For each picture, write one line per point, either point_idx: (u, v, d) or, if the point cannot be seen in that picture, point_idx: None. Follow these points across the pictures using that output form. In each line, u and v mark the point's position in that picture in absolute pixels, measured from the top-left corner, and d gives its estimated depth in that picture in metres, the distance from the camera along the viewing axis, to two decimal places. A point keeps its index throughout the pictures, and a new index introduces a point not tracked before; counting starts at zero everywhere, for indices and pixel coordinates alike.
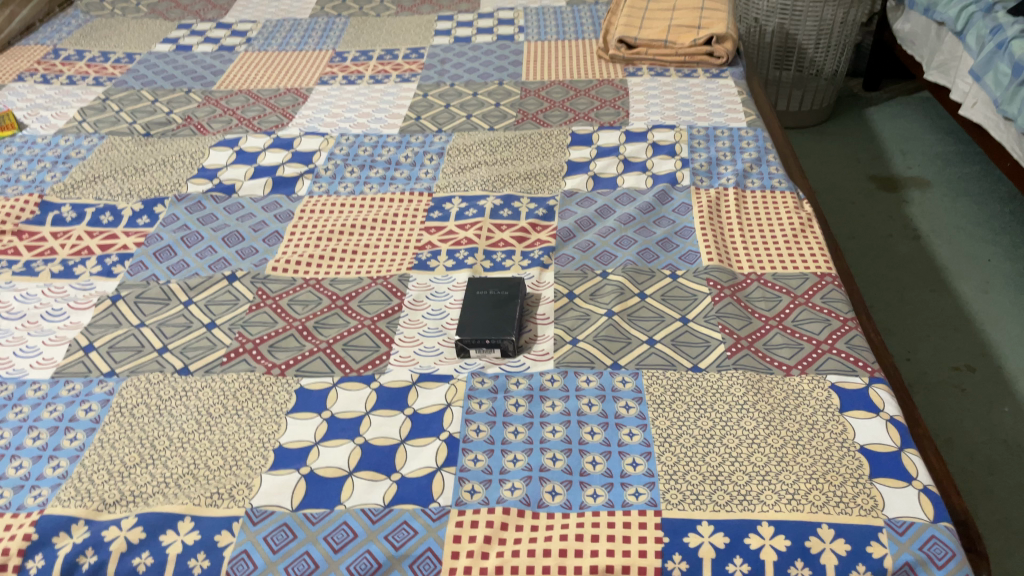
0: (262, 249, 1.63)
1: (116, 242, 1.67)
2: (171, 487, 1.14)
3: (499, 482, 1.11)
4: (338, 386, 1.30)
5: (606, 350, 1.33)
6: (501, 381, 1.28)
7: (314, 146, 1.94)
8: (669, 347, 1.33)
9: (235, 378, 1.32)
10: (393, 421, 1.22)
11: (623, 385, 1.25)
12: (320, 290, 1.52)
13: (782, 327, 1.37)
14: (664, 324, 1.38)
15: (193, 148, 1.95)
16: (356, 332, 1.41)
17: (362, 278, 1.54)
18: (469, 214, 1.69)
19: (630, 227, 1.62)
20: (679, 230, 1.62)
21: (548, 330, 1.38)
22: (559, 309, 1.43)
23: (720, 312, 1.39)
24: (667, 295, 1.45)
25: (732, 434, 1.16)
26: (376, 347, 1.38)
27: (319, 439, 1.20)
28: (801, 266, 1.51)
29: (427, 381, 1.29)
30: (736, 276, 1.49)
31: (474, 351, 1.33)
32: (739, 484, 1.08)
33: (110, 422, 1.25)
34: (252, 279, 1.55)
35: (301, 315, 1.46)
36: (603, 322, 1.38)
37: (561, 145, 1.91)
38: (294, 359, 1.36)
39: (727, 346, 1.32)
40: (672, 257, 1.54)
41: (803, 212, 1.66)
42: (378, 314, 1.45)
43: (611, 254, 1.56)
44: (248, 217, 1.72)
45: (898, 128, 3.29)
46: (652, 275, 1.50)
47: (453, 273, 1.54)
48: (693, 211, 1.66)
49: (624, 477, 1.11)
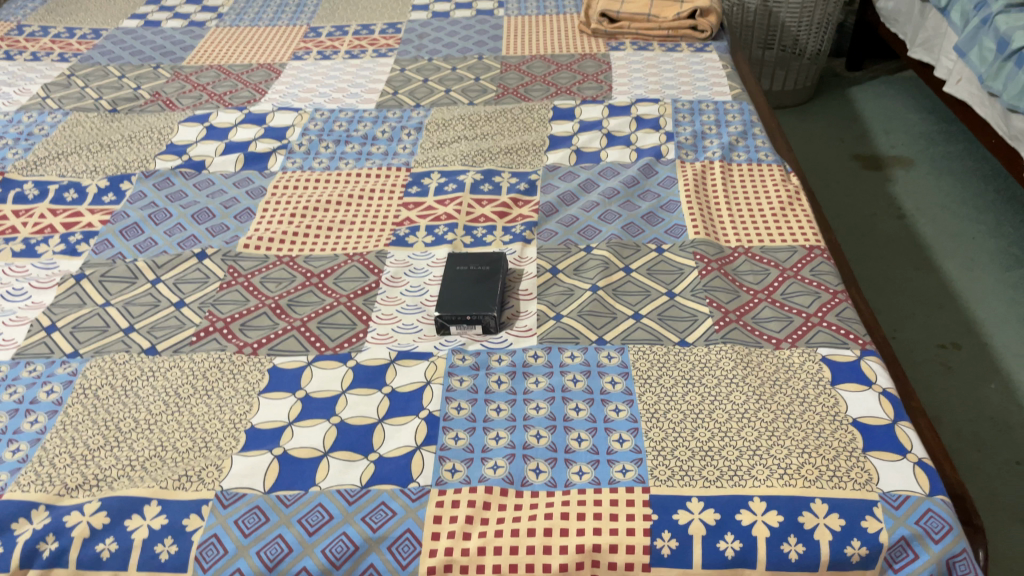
0: (234, 226, 1.57)
1: (80, 220, 1.60)
2: (137, 470, 1.09)
3: (481, 461, 1.06)
4: (314, 365, 1.25)
5: (591, 325, 1.29)
6: (482, 358, 1.23)
7: (288, 121, 1.88)
8: (656, 321, 1.29)
9: (205, 358, 1.27)
10: (370, 400, 1.17)
11: (609, 360, 1.21)
12: (295, 267, 1.46)
13: (771, 300, 1.33)
14: (650, 298, 1.34)
15: (161, 124, 1.89)
16: (332, 310, 1.36)
17: (338, 255, 1.49)
18: (449, 189, 1.64)
19: (614, 202, 1.58)
20: (664, 204, 1.58)
21: (531, 306, 1.34)
22: (541, 284, 1.39)
23: (707, 286, 1.35)
24: (652, 269, 1.41)
25: (721, 409, 1.12)
26: (352, 325, 1.33)
27: (293, 419, 1.15)
28: (790, 239, 1.47)
29: (406, 359, 1.24)
30: (723, 249, 1.45)
31: (454, 328, 1.29)
32: (729, 459, 1.05)
33: (73, 405, 1.20)
34: (223, 257, 1.49)
35: (274, 293, 1.40)
36: (587, 297, 1.34)
37: (543, 119, 1.86)
38: (268, 338, 1.30)
39: (715, 320, 1.29)
40: (657, 231, 1.50)
41: (790, 185, 1.62)
42: (355, 291, 1.40)
43: (595, 229, 1.51)
44: (219, 193, 1.66)
45: (881, 107, 3.27)
46: (637, 249, 1.45)
47: (432, 249, 1.49)
48: (678, 184, 1.62)
49: (611, 454, 1.06)
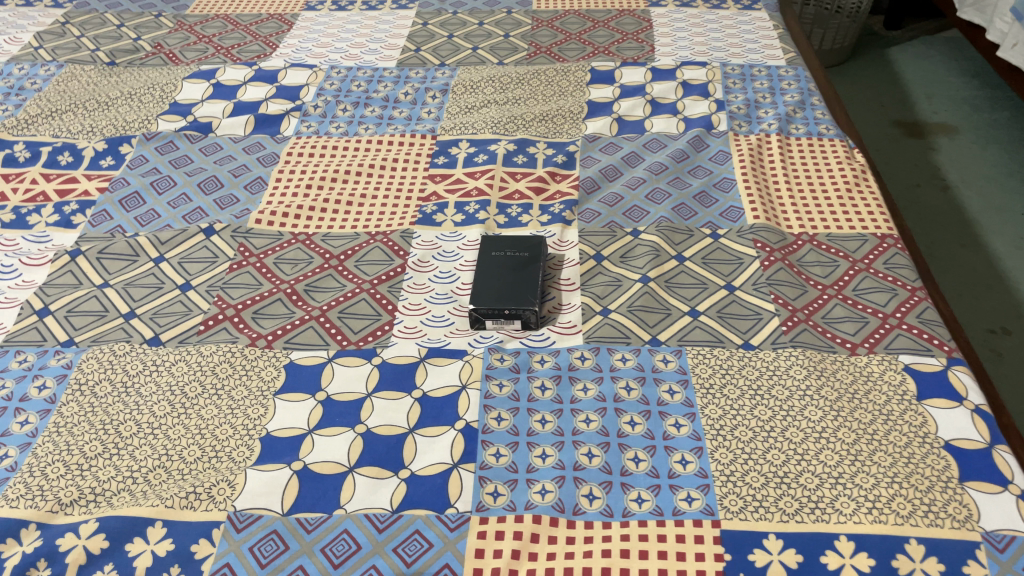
0: (244, 198, 1.43)
1: (76, 187, 1.46)
2: (140, 484, 0.97)
3: (526, 484, 0.94)
4: (335, 362, 1.12)
5: (643, 322, 1.15)
6: (523, 358, 1.10)
7: (301, 80, 1.73)
8: (716, 320, 1.16)
9: (213, 351, 1.14)
10: (399, 406, 1.05)
11: (665, 366, 1.09)
12: (311, 246, 1.33)
13: (842, 297, 1.20)
14: (708, 292, 1.21)
15: (164, 80, 1.73)
16: (354, 297, 1.23)
17: (359, 234, 1.35)
18: (479, 160, 1.50)
19: (662, 178, 1.44)
20: (717, 182, 1.43)
21: (575, 298, 1.21)
22: (585, 274, 1.25)
23: (771, 280, 1.22)
24: (708, 258, 1.27)
25: (795, 427, 1.00)
26: (377, 316, 1.20)
27: (313, 427, 1.03)
28: (859, 226, 1.34)
29: (438, 357, 1.12)
30: (785, 237, 1.31)
31: (490, 323, 1.16)
32: (808, 489, 0.93)
33: (67, 403, 1.07)
34: (233, 233, 1.35)
35: (290, 276, 1.27)
36: (637, 289, 1.21)
37: (580, 82, 1.71)
38: (283, 329, 1.18)
39: (782, 320, 1.15)
40: (711, 214, 1.36)
41: (855, 163, 1.48)
42: (379, 276, 1.26)
43: (642, 210, 1.37)
44: (227, 159, 1.52)
45: (924, 69, 3.09)
46: (690, 234, 1.32)
47: (462, 229, 1.35)
48: (732, 160, 1.48)
49: (673, 478, 0.94)
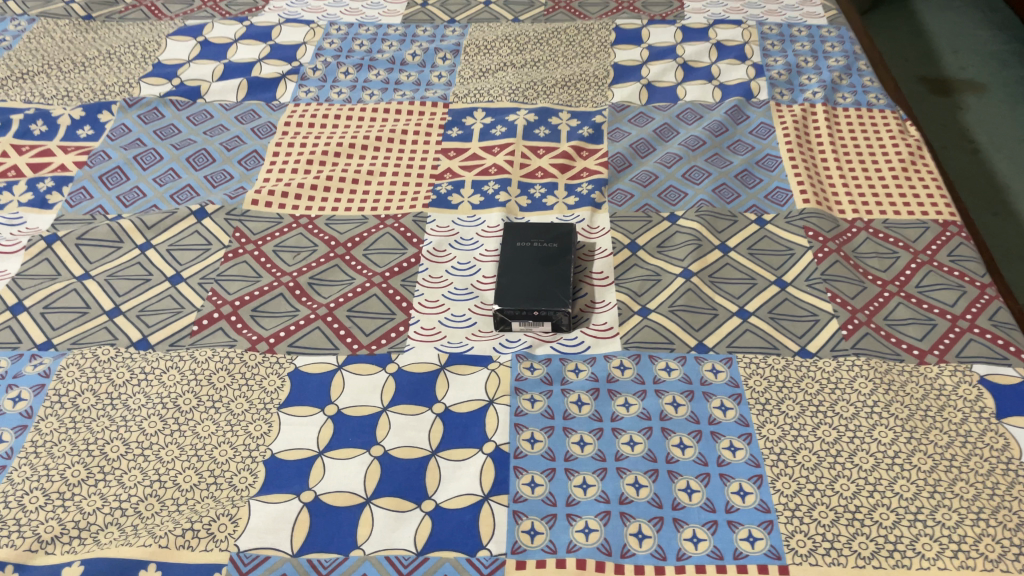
0: (238, 175, 1.29)
1: (51, 160, 1.32)
2: (131, 518, 0.86)
3: (567, 520, 0.84)
4: (345, 369, 1.01)
5: (687, 325, 1.04)
6: (556, 368, 0.99)
7: (297, 37, 1.57)
8: (768, 322, 1.05)
9: (209, 357, 1.02)
10: (420, 423, 0.94)
11: (715, 377, 0.97)
12: (315, 232, 1.20)
13: (905, 295, 1.09)
14: (757, 289, 1.09)
15: (146, 37, 1.57)
16: (364, 292, 1.11)
17: (368, 218, 1.22)
18: (497, 133, 1.36)
19: (699, 154, 1.31)
20: (759, 159, 1.30)
21: (609, 295, 1.09)
22: (619, 266, 1.13)
23: (826, 275, 1.10)
24: (755, 248, 1.15)
25: (864, 452, 0.90)
26: (390, 314, 1.08)
27: (323, 448, 0.92)
28: (918, 212, 1.21)
29: (460, 365, 1.00)
30: (838, 223, 1.19)
31: (517, 324, 1.04)
32: (883, 527, 0.83)
33: (46, 418, 0.96)
34: (227, 216, 1.22)
35: (292, 267, 1.15)
36: (678, 286, 1.09)
37: (604, 43, 1.56)
38: (286, 330, 1.05)
39: (842, 323, 1.04)
40: (756, 196, 1.24)
41: (910, 138, 1.35)
42: (391, 268, 1.14)
43: (679, 191, 1.25)
44: (218, 129, 1.38)
45: (949, 21, 2.91)
46: (734, 220, 1.19)
47: (481, 212, 1.22)
48: (776, 134, 1.35)
49: (731, 513, 0.84)
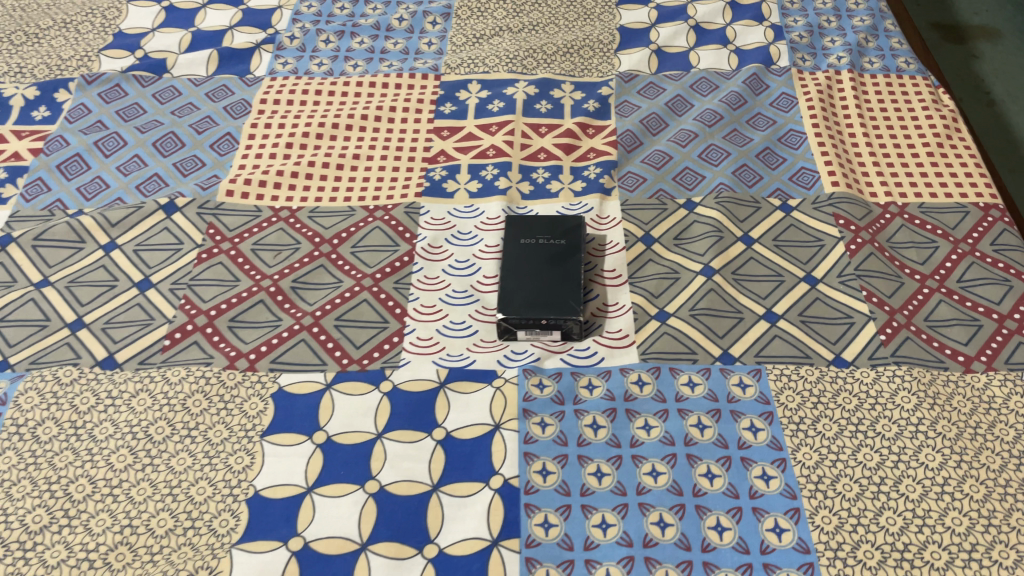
0: (211, 162, 1.18)
1: (3, 148, 1.20)
2: (101, 572, 0.77)
3: (586, 567, 0.75)
4: (334, 389, 0.91)
5: (710, 331, 0.95)
6: (567, 384, 0.90)
7: (271, 1, 1.44)
8: (798, 326, 0.95)
9: (183, 378, 0.92)
10: (419, 452, 0.85)
11: (743, 393, 0.89)
12: (297, 227, 1.09)
13: (947, 292, 0.99)
14: (785, 288, 0.99)
15: (106, 4, 1.44)
16: (353, 297, 1.00)
17: (355, 210, 1.12)
18: (494, 108, 1.25)
19: (717, 131, 1.20)
20: (782, 135, 1.20)
21: (623, 297, 1.00)
22: (633, 263, 1.03)
23: (859, 269, 1.01)
24: (781, 239, 1.05)
25: (910, 479, 0.81)
26: (382, 323, 0.98)
27: (312, 484, 0.83)
28: (956, 193, 1.11)
29: (462, 382, 0.91)
30: (870, 209, 1.09)
31: (523, 333, 0.95)
32: (935, 568, 0.75)
33: (3, 453, 0.86)
34: (199, 210, 1.11)
35: (273, 269, 1.04)
36: (699, 286, 0.99)
37: (608, 3, 1.43)
38: (268, 344, 0.95)
39: (880, 326, 0.95)
40: (779, 179, 1.13)
41: (944, 108, 1.23)
42: (383, 268, 1.04)
43: (696, 173, 1.14)
44: (188, 108, 1.25)
45: None
46: (756, 207, 1.09)
47: (480, 202, 1.12)
48: (799, 106, 1.23)
49: (767, 555, 0.76)
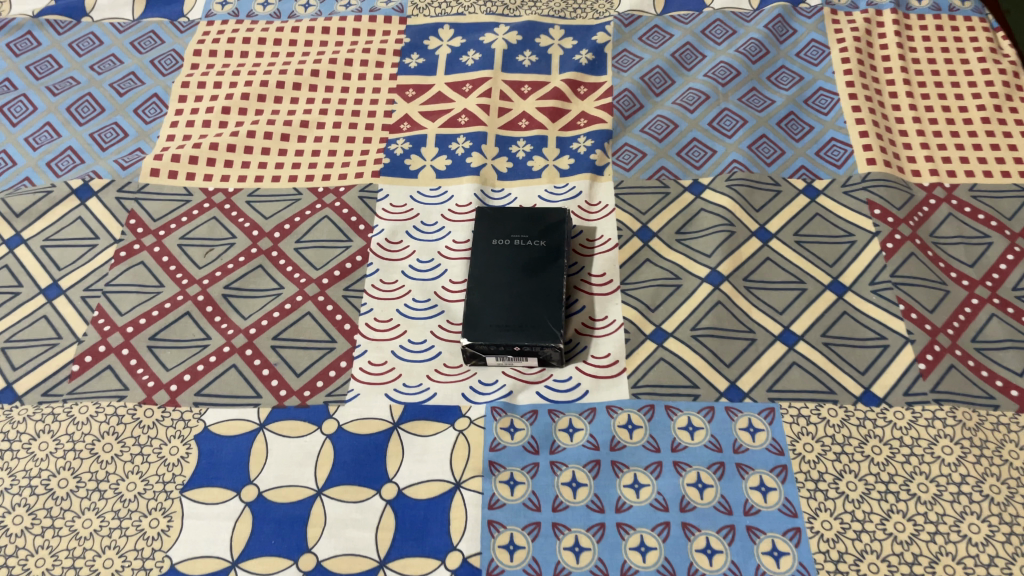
0: (134, 131, 1.00)
1: None
2: None
3: None
4: (268, 430, 0.77)
5: (715, 358, 0.79)
6: (543, 426, 0.76)
7: None
8: (820, 350, 0.80)
9: (92, 415, 0.78)
10: (364, 516, 0.72)
11: (752, 441, 0.74)
12: (232, 216, 0.93)
13: (1000, 304, 0.83)
14: (806, 300, 0.84)
15: None
16: (294, 310, 0.85)
17: (302, 193, 0.95)
18: (468, 61, 1.06)
19: (731, 91, 1.01)
20: (808, 96, 1.01)
21: (613, 310, 0.84)
22: (626, 265, 0.87)
23: (896, 275, 0.84)
24: (803, 235, 0.89)
25: (949, 557, 0.68)
26: (327, 342, 0.83)
27: (238, 556, 0.70)
28: (1016, 171, 0.93)
29: (419, 421, 0.77)
30: (912, 194, 0.92)
31: (492, 359, 0.80)
32: None
33: None
34: (119, 194, 0.94)
35: (202, 271, 0.89)
36: (704, 297, 0.84)
37: None
38: (193, 371, 0.81)
39: (918, 351, 0.79)
40: (804, 153, 0.96)
41: (1004, 58, 1.03)
42: (331, 271, 0.88)
43: (705, 146, 0.96)
44: (109, 63, 1.07)
45: None
46: (776, 190, 0.92)
47: (448, 184, 0.95)
48: (831, 58, 1.04)
49: None
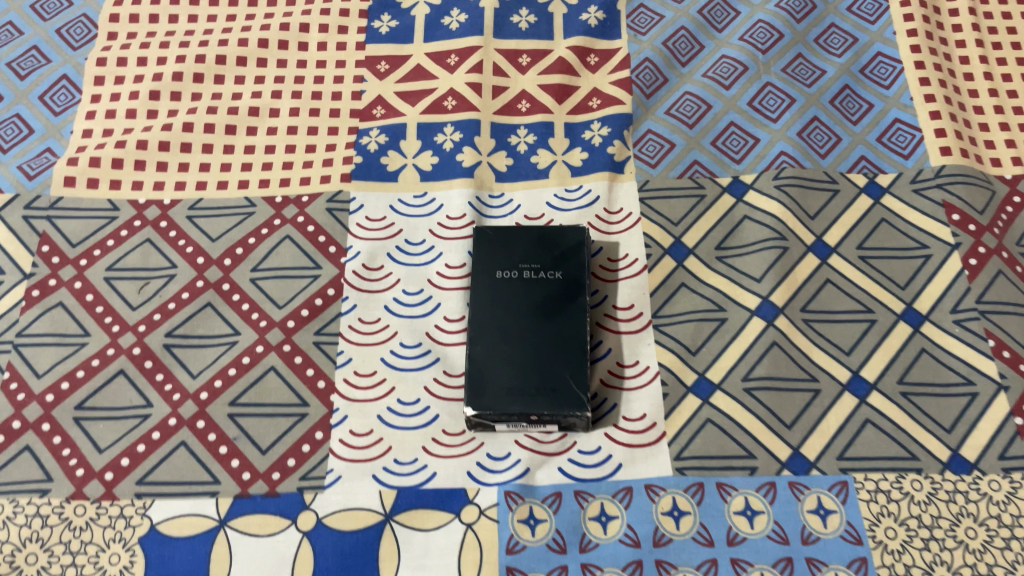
0: (42, 125, 0.81)
1: None
2: None
3: None
4: (231, 527, 0.62)
5: (773, 417, 0.66)
6: (570, 515, 0.62)
7: None
8: (897, 402, 0.66)
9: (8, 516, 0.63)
10: None
11: (825, 529, 0.61)
12: (171, 239, 0.75)
13: None
14: (877, 337, 0.69)
15: None
16: (255, 365, 0.69)
17: (256, 206, 0.77)
18: (451, 26, 0.87)
19: (772, 59, 0.84)
20: (864, 64, 0.84)
21: (645, 353, 0.69)
22: (658, 293, 0.72)
23: (982, 302, 0.70)
24: (868, 249, 0.74)
25: None
26: (297, 406, 0.67)
27: None
28: None
29: (418, 510, 0.63)
30: (994, 190, 0.76)
31: (503, 426, 0.65)
32: None
33: None
34: (27, 212, 0.76)
35: (137, 314, 0.72)
36: (755, 337, 0.69)
37: None
38: (133, 452, 0.65)
39: (1014, 402, 0.66)
40: (864, 139, 0.79)
41: None
42: (297, 311, 0.72)
43: (745, 133, 0.80)
44: (6, 34, 0.87)
45: None
46: (833, 191, 0.77)
47: (436, 189, 0.78)
48: (889, 14, 0.86)
49: None
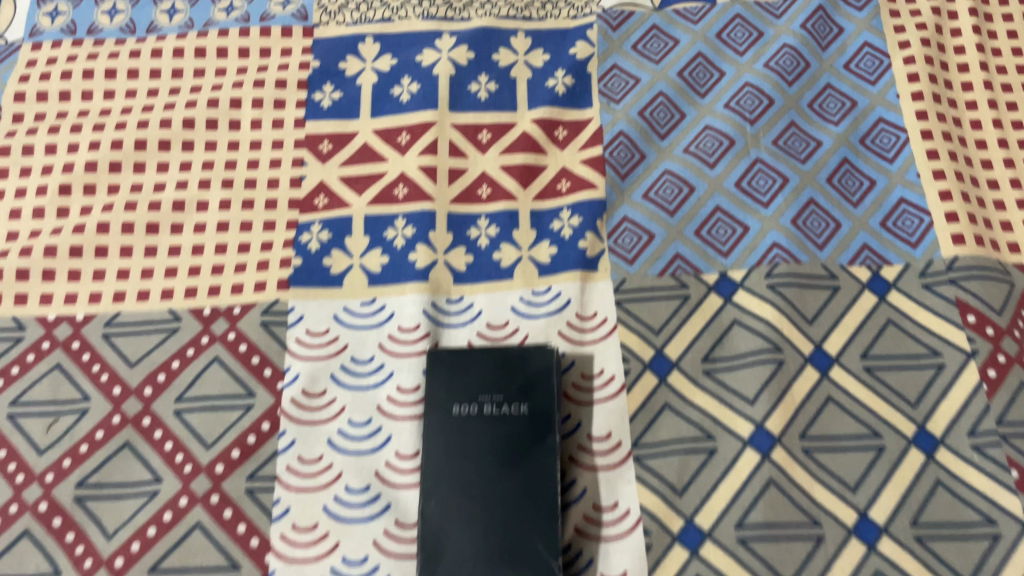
0: None
1: None
2: None
3: None
4: None
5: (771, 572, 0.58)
6: None
7: None
8: (911, 549, 0.58)
9: None
10: None
11: None
12: (84, 364, 0.66)
13: None
14: (887, 468, 0.61)
15: None
16: (178, 520, 0.60)
17: (181, 320, 0.68)
18: (403, 96, 0.78)
19: (762, 130, 0.75)
20: (865, 131, 0.75)
21: (624, 493, 0.61)
22: (638, 417, 0.63)
23: (1003, 423, 0.62)
24: (874, 358, 0.65)
25: None
26: (226, 570, 0.59)
27: None
28: None
29: None
30: (1013, 283, 0.68)
31: None
32: None
33: None
34: None
35: (44, 460, 0.63)
36: (750, 473, 0.61)
37: None
38: None
39: None
40: (866, 223, 0.71)
41: None
42: (226, 452, 0.63)
43: (733, 220, 0.71)
44: None
45: None
46: (833, 288, 0.68)
47: (385, 294, 0.69)
48: (890, 72, 0.77)
49: None
